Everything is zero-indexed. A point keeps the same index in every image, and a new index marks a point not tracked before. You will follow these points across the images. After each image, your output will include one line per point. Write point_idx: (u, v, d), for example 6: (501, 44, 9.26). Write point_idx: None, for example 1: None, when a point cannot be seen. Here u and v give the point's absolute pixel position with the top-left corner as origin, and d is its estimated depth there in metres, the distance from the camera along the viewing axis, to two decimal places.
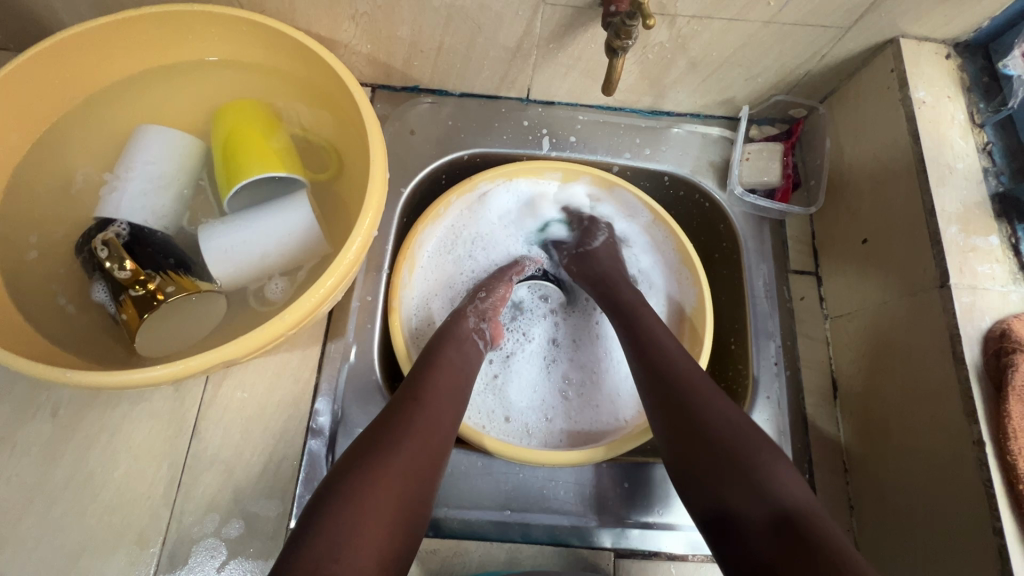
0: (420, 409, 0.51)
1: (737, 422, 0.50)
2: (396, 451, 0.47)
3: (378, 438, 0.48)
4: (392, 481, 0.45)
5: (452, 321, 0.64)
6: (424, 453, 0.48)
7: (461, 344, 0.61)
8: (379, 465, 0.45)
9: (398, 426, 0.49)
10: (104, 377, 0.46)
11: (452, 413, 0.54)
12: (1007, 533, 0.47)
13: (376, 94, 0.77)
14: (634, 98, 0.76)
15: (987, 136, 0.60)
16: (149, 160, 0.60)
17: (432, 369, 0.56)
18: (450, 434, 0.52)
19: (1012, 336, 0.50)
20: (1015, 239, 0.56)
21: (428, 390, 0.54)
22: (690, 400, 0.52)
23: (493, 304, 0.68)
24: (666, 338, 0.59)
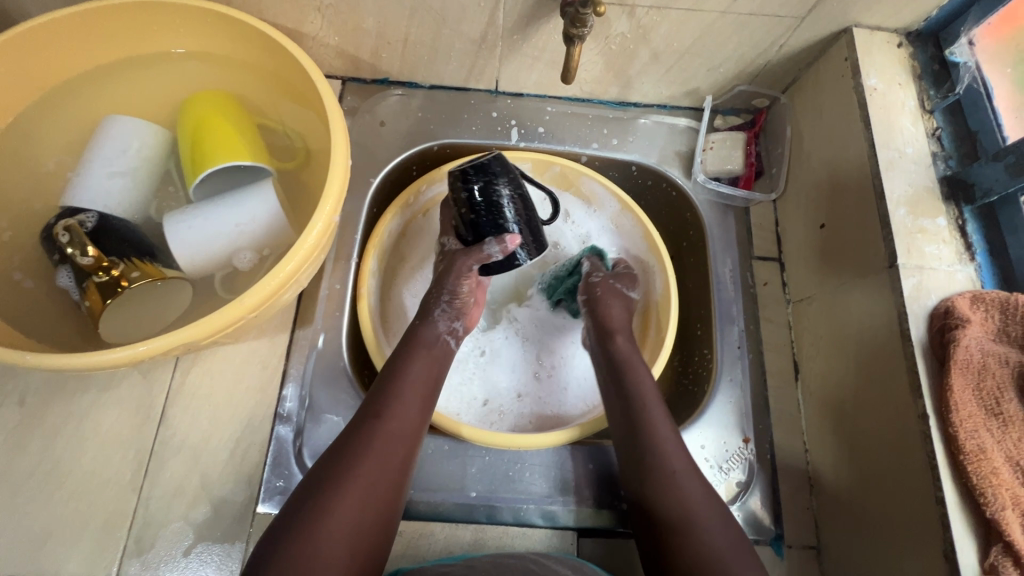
0: (378, 434, 0.52)
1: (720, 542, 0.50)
2: (346, 484, 0.49)
3: (330, 470, 0.49)
4: (341, 518, 0.47)
5: (420, 324, 0.62)
6: (376, 481, 0.50)
7: (433, 355, 0.60)
8: (329, 502, 0.47)
9: (352, 456, 0.50)
10: (65, 359, 0.46)
11: (410, 433, 0.54)
12: (948, 502, 0.48)
13: (346, 86, 0.78)
14: (600, 89, 0.77)
15: (937, 121, 0.62)
16: (115, 150, 0.60)
17: (392, 385, 0.56)
18: (412, 452, 0.54)
19: (955, 313, 0.52)
20: (962, 221, 0.58)
21: (387, 414, 0.54)
22: (680, 514, 0.52)
23: (466, 298, 0.64)
24: (664, 430, 0.56)
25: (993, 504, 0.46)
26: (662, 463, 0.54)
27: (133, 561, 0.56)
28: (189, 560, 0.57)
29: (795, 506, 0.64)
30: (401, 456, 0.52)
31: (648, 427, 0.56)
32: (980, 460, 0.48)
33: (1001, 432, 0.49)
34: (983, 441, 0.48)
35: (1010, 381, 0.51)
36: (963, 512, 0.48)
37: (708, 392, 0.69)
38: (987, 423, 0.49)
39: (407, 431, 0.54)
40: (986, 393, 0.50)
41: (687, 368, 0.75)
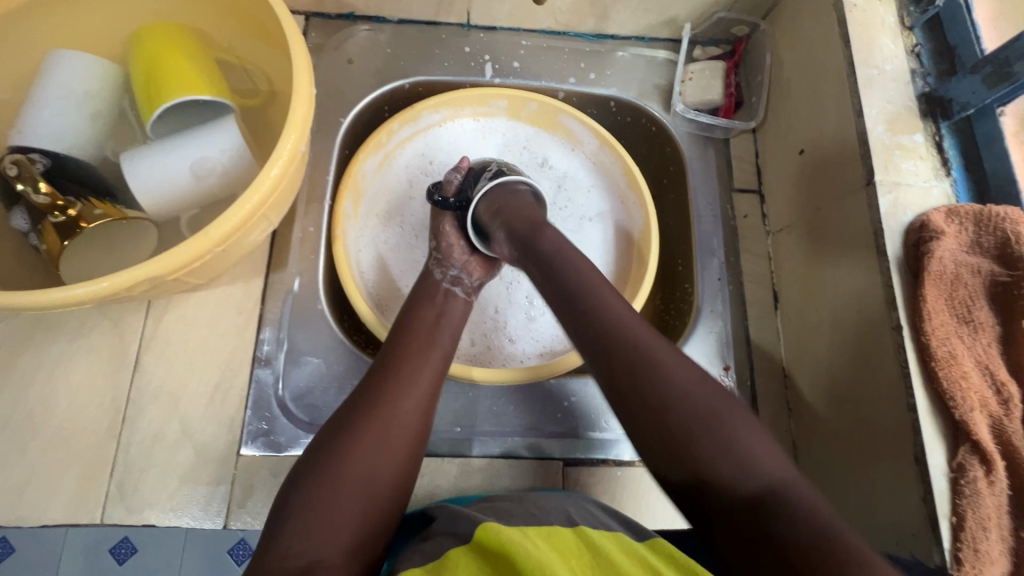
0: (393, 385, 0.50)
1: (704, 395, 0.44)
2: (362, 433, 0.47)
3: (344, 420, 0.48)
4: (358, 469, 0.46)
5: (420, 284, 0.63)
6: (393, 432, 0.48)
7: (443, 305, 0.60)
8: (342, 451, 0.46)
9: (365, 407, 0.49)
10: (22, 298, 0.45)
11: (428, 384, 0.52)
12: (919, 408, 0.49)
13: (310, 23, 0.74)
14: (576, 19, 0.74)
15: (916, 38, 0.61)
16: (60, 83, 0.56)
17: (405, 337, 0.55)
18: (434, 399, 0.52)
19: (930, 226, 0.52)
20: (939, 137, 0.58)
21: (402, 364, 0.52)
22: (648, 375, 0.45)
23: (450, 244, 0.65)
24: (612, 303, 0.49)
25: (962, 406, 0.47)
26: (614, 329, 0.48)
27: (116, 506, 0.56)
28: (174, 504, 0.57)
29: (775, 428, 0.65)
30: (418, 407, 0.50)
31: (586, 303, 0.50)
32: (950, 365, 0.49)
33: (971, 338, 0.51)
34: (953, 348, 0.49)
35: (981, 290, 0.51)
36: (934, 418, 0.49)
37: (689, 324, 0.69)
38: (958, 330, 0.51)
39: (423, 383, 0.52)
40: (958, 302, 0.51)
41: (669, 304, 0.75)
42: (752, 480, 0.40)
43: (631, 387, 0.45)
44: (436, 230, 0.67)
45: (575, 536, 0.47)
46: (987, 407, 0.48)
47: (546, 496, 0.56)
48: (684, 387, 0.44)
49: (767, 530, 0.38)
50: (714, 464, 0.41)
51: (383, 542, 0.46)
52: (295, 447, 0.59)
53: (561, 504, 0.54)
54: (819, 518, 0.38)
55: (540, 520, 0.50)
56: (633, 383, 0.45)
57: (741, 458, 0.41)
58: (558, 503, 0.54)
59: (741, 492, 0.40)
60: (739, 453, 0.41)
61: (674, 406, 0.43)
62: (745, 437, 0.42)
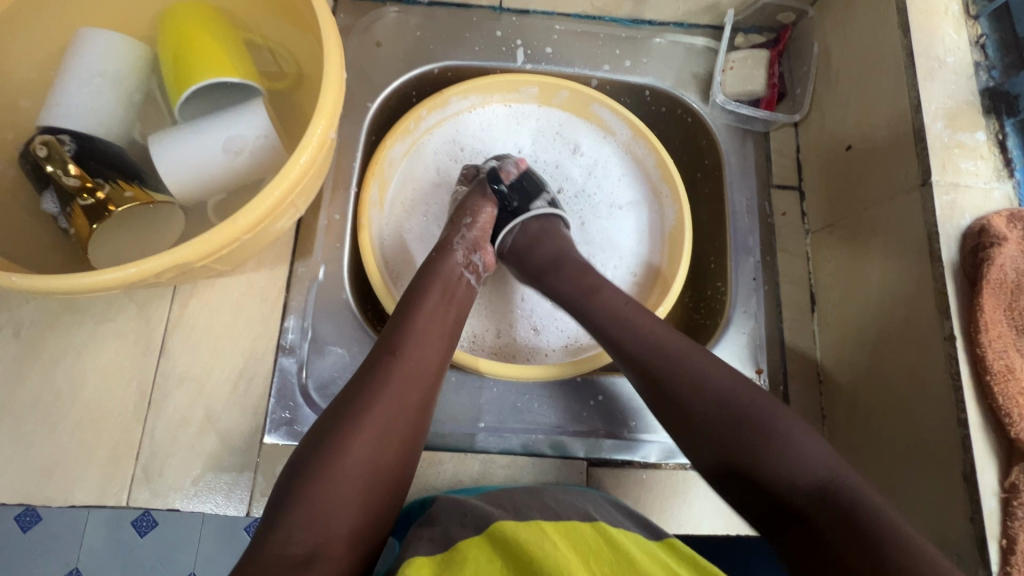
0: (396, 372, 0.49)
1: (748, 401, 0.47)
2: (363, 420, 0.46)
3: (346, 408, 0.47)
4: (359, 456, 0.45)
5: (436, 257, 0.60)
6: (395, 420, 0.47)
7: (451, 290, 0.57)
8: (344, 441, 0.45)
9: (367, 395, 0.48)
10: (51, 281, 0.44)
11: (430, 372, 0.51)
12: (971, 424, 0.47)
13: (339, 3, 0.72)
14: (613, 3, 0.71)
15: (982, 28, 0.57)
16: (88, 62, 0.55)
17: (409, 322, 0.53)
18: (434, 388, 0.51)
19: (991, 231, 0.49)
20: (1003, 135, 0.54)
21: (406, 350, 0.51)
22: (684, 393, 0.49)
23: (481, 231, 0.63)
24: (642, 320, 0.54)
25: (1019, 424, 0.45)
26: (650, 342, 0.52)
27: (142, 489, 0.56)
28: (198, 489, 0.57)
29: None
30: (419, 396, 0.50)
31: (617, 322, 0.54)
32: (1008, 381, 0.46)
33: None
34: (1011, 361, 0.47)
35: None
36: (986, 434, 0.47)
37: (720, 325, 0.67)
38: (1016, 343, 0.48)
39: (426, 371, 0.51)
40: (1017, 313, 0.48)
41: (699, 303, 0.73)
42: (809, 471, 0.44)
43: (686, 388, 0.49)
44: (472, 207, 0.64)
45: (593, 530, 0.45)
46: None
47: (565, 490, 0.55)
48: (727, 391, 0.48)
49: (838, 509, 0.42)
50: (754, 459, 0.45)
51: (385, 527, 0.46)
52: None
53: (577, 500, 0.53)
54: (881, 509, 0.41)
55: (558, 513, 0.49)
56: (666, 402, 0.50)
57: (790, 456, 0.44)
58: (576, 499, 0.53)
59: (797, 490, 0.43)
60: (789, 451, 0.45)
61: (710, 396, 0.48)
62: (792, 433, 0.45)
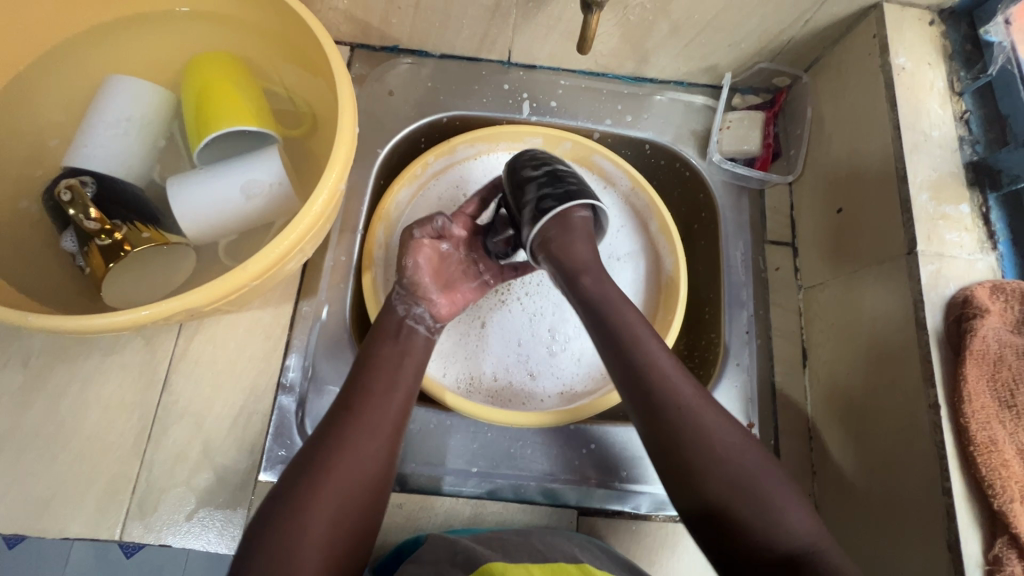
0: (354, 428, 0.50)
1: (746, 469, 0.48)
2: (322, 479, 0.47)
3: (303, 468, 0.48)
4: (319, 516, 0.45)
5: (384, 315, 0.60)
6: (353, 478, 0.48)
7: (406, 342, 0.58)
8: (301, 501, 0.46)
9: (326, 452, 0.48)
10: (65, 322, 0.46)
11: (389, 425, 0.52)
12: (954, 493, 0.48)
13: (354, 53, 0.75)
14: (616, 63, 0.74)
15: (966, 104, 0.60)
16: (114, 108, 0.58)
17: (368, 377, 0.54)
18: (392, 442, 0.52)
19: (974, 302, 0.51)
20: (986, 208, 0.56)
21: (362, 406, 0.52)
22: (687, 448, 0.48)
23: (450, 266, 0.65)
24: (659, 361, 0.51)
25: (1001, 496, 0.46)
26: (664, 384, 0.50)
27: (135, 524, 0.57)
28: (191, 526, 0.57)
29: None
30: (379, 449, 0.50)
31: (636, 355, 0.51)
32: (990, 452, 0.47)
33: (1013, 424, 0.49)
34: (994, 433, 0.48)
35: None
36: (970, 504, 0.48)
37: (713, 376, 0.68)
38: (1000, 415, 0.49)
39: (383, 425, 0.52)
40: (999, 384, 0.50)
41: (693, 352, 0.75)
42: (790, 539, 0.46)
43: (693, 449, 0.48)
44: (407, 252, 0.62)
45: None
46: None
47: (552, 532, 0.56)
48: (728, 457, 0.48)
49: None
50: (746, 521, 0.46)
51: None
52: None
53: (566, 544, 0.54)
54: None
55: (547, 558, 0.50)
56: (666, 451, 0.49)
57: (778, 525, 0.46)
58: (565, 542, 0.54)
59: (774, 550, 0.45)
60: (774, 520, 0.46)
61: (715, 457, 0.48)
62: (781, 500, 0.47)
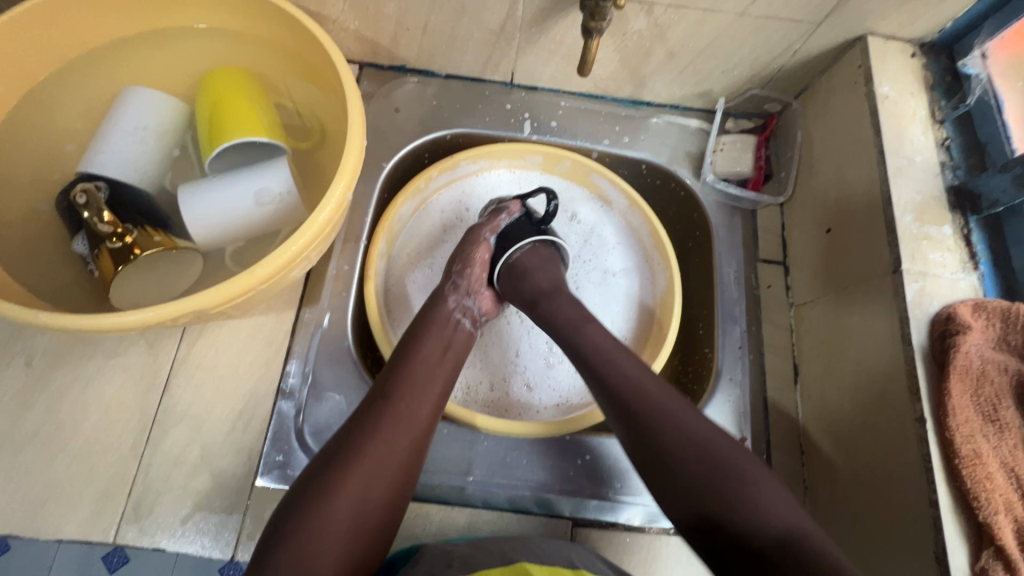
0: (391, 416, 0.51)
1: (726, 456, 0.49)
2: (355, 462, 0.48)
3: (338, 451, 0.49)
4: (347, 496, 0.46)
5: (432, 306, 0.63)
6: (385, 462, 0.49)
7: (448, 337, 0.60)
8: (333, 482, 0.47)
9: (361, 437, 0.50)
10: (74, 321, 0.47)
11: (424, 416, 0.53)
12: (941, 505, 0.49)
13: (363, 71, 0.78)
14: (615, 86, 0.77)
15: (947, 131, 0.63)
16: (131, 117, 0.60)
17: (407, 367, 0.55)
18: (424, 434, 0.52)
19: (957, 319, 0.52)
20: (967, 230, 0.59)
21: (401, 396, 0.53)
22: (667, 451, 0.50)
23: (474, 276, 0.66)
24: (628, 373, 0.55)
25: (987, 508, 0.47)
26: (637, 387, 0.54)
27: (130, 527, 0.57)
28: (186, 529, 0.57)
29: None
30: (411, 440, 0.51)
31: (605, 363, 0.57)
32: (975, 465, 0.48)
33: (997, 438, 0.50)
34: (978, 447, 0.49)
35: (1007, 389, 0.51)
36: (956, 517, 0.49)
37: (707, 391, 0.69)
38: (983, 429, 0.50)
39: (419, 417, 0.53)
40: (982, 399, 0.51)
41: (687, 366, 0.76)
42: (772, 523, 0.45)
43: (679, 453, 0.50)
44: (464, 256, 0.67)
45: None
46: (1012, 511, 0.47)
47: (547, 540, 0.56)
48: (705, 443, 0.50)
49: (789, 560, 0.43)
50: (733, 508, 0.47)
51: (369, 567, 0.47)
52: None
53: (562, 549, 0.54)
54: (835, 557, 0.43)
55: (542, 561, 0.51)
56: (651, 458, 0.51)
57: (764, 511, 0.46)
58: (560, 548, 0.54)
59: (766, 532, 0.45)
60: (761, 506, 0.46)
61: (702, 457, 0.49)
62: (769, 489, 0.47)
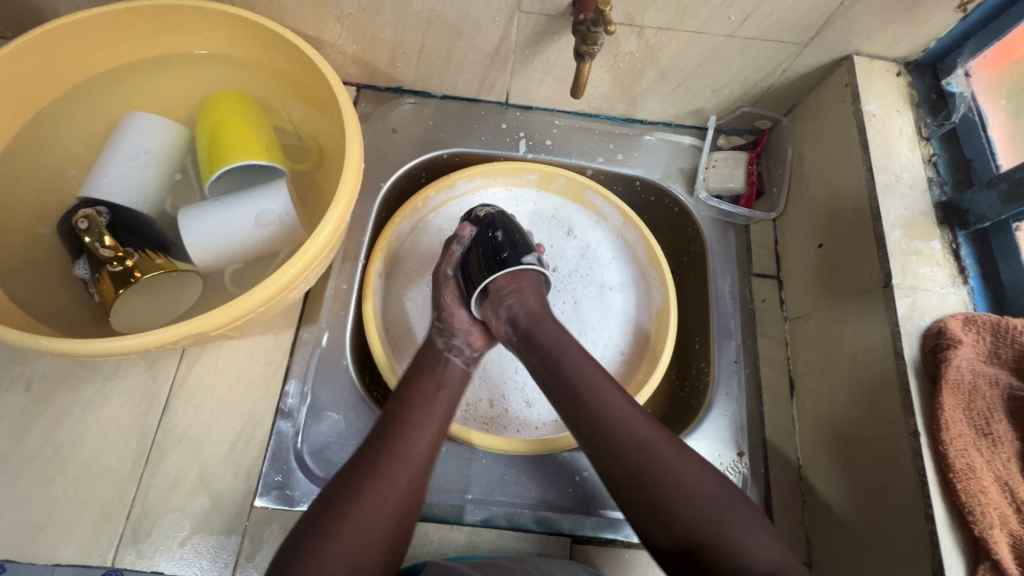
0: (392, 456, 0.52)
1: (711, 496, 0.48)
2: (353, 502, 0.48)
3: (339, 495, 0.49)
4: (345, 538, 0.46)
5: (422, 349, 0.64)
6: (382, 502, 0.49)
7: (443, 378, 0.60)
8: (336, 525, 0.47)
9: (358, 482, 0.50)
10: (75, 345, 0.47)
11: (420, 456, 0.53)
12: (937, 519, 0.49)
13: (361, 93, 0.79)
14: (608, 105, 0.78)
15: (933, 148, 0.64)
16: (132, 143, 0.61)
17: (402, 411, 0.56)
18: (420, 474, 0.53)
19: (947, 333, 0.53)
20: (956, 245, 0.60)
21: (399, 436, 0.53)
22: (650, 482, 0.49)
23: (451, 312, 0.65)
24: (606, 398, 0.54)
25: (982, 522, 0.47)
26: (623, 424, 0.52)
27: (128, 550, 0.57)
28: (184, 551, 0.57)
29: (788, 520, 0.64)
30: (408, 479, 0.51)
31: (587, 390, 0.54)
32: (969, 479, 0.49)
33: (990, 452, 0.51)
34: (972, 460, 0.49)
35: (999, 402, 0.52)
36: (952, 531, 0.49)
37: (704, 405, 0.69)
38: (977, 442, 0.51)
39: (417, 456, 0.53)
40: (974, 412, 0.52)
41: (684, 380, 0.76)
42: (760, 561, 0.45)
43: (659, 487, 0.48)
44: (438, 285, 0.67)
45: None
46: (1007, 525, 0.48)
47: (545, 560, 0.56)
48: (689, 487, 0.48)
49: None
50: (714, 550, 0.45)
51: None
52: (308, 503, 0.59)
53: (560, 571, 0.54)
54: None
55: None
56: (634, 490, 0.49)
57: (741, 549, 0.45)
58: (558, 568, 0.55)
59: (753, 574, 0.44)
60: (742, 545, 0.45)
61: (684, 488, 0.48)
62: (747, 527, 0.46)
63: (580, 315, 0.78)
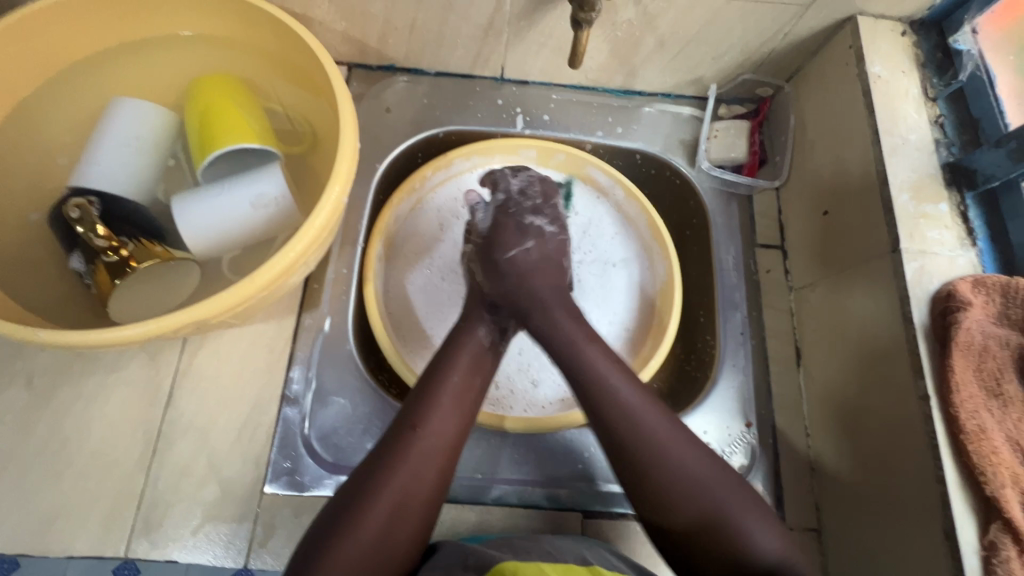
0: (414, 450, 0.50)
1: (704, 480, 0.50)
2: (378, 494, 0.48)
3: (364, 481, 0.49)
4: (366, 529, 0.47)
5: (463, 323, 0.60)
6: (411, 490, 0.49)
7: (479, 361, 0.57)
8: (359, 514, 0.47)
9: (387, 467, 0.49)
10: (74, 337, 0.47)
11: (449, 444, 0.52)
12: (949, 481, 0.49)
13: (352, 73, 0.77)
14: (606, 76, 0.76)
15: (940, 108, 0.63)
16: (120, 129, 0.60)
17: (431, 394, 0.54)
18: (450, 463, 0.52)
19: (957, 295, 0.52)
20: (964, 207, 0.59)
21: (428, 423, 0.52)
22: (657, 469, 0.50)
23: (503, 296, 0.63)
24: (623, 396, 0.53)
25: (994, 482, 0.47)
26: (644, 441, 0.51)
27: (141, 540, 0.57)
28: (196, 540, 0.57)
29: (797, 488, 0.64)
30: (436, 471, 0.51)
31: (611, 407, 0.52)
32: (981, 440, 0.49)
33: (1001, 413, 0.51)
34: (983, 422, 0.50)
35: (1010, 362, 0.52)
36: (964, 491, 0.49)
37: (710, 377, 0.69)
38: (987, 404, 0.51)
39: (444, 444, 0.52)
40: (986, 373, 0.52)
41: (689, 354, 0.75)
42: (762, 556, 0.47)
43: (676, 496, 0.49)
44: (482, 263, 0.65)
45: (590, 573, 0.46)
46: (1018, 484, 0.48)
47: (561, 538, 0.56)
48: (689, 476, 0.50)
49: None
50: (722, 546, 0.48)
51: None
52: (319, 487, 0.60)
53: (576, 546, 0.54)
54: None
55: (556, 558, 0.51)
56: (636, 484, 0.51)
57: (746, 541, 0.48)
58: (573, 545, 0.54)
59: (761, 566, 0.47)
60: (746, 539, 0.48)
61: (691, 483, 0.50)
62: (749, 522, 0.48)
63: (586, 292, 0.76)
